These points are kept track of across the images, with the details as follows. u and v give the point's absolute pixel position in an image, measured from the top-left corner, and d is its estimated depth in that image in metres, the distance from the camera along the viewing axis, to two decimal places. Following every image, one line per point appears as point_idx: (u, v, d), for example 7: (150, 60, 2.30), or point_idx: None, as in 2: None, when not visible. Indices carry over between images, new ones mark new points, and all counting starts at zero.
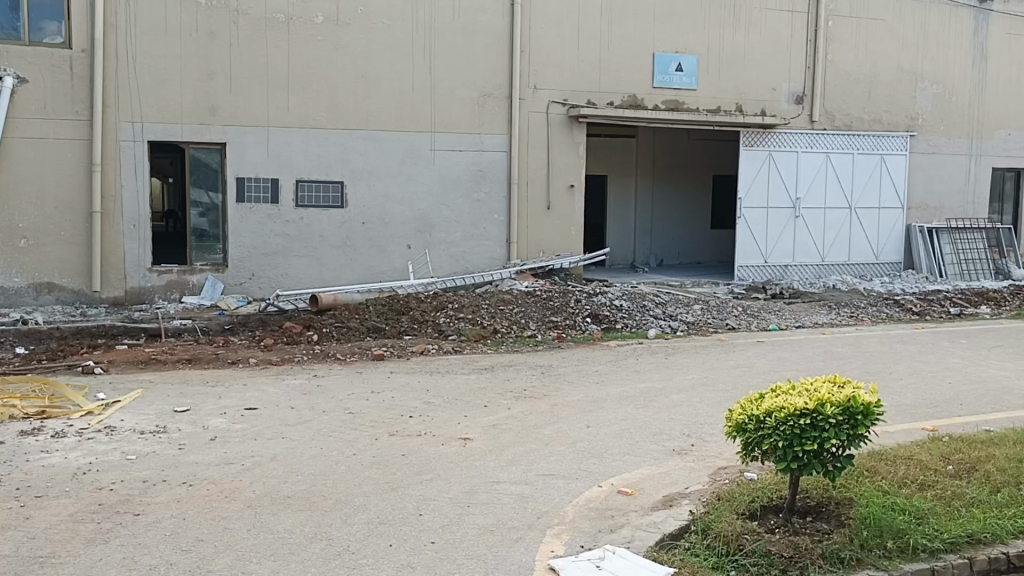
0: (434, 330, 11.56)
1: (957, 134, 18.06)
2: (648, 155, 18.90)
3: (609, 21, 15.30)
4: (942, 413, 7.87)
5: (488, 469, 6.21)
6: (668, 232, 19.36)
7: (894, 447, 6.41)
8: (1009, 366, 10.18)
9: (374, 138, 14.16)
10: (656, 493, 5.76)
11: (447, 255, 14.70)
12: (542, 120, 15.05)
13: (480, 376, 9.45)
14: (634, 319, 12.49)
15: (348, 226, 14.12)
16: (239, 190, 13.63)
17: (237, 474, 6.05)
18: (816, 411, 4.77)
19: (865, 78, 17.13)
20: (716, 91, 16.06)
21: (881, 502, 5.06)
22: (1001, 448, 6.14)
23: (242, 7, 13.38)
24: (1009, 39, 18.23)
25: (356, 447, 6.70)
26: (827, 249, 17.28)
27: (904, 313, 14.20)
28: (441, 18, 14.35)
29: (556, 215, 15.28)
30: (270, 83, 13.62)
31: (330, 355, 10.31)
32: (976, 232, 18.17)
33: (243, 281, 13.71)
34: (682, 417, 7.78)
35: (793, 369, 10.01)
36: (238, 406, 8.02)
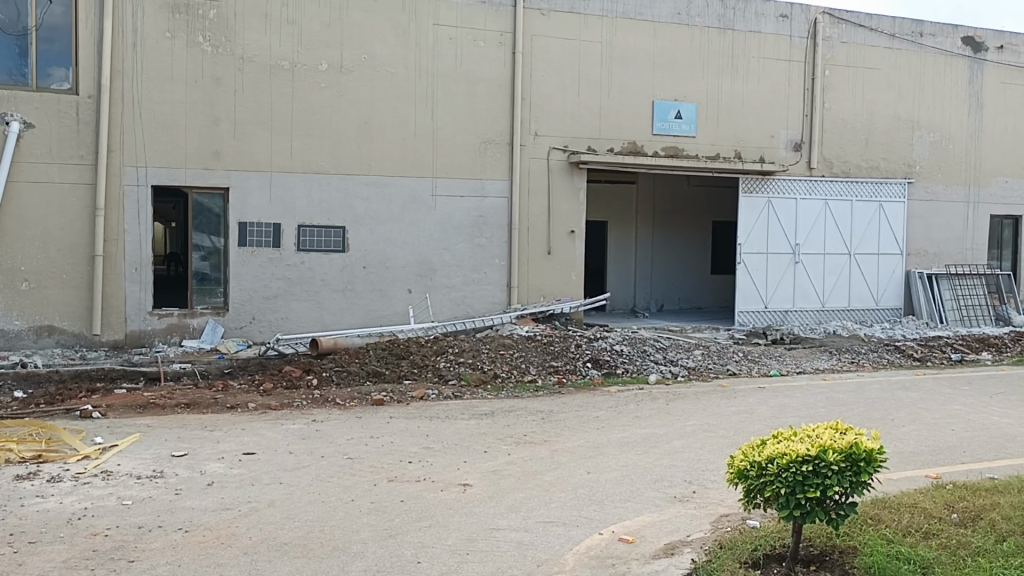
0: (434, 374, 11.53)
1: (955, 182, 18.19)
2: (648, 201, 19.02)
3: (609, 69, 15.51)
4: (945, 461, 7.80)
5: (487, 516, 6.15)
6: (669, 277, 19.40)
7: (898, 495, 6.35)
8: (1012, 413, 10.11)
9: (376, 183, 14.28)
10: (658, 541, 5.70)
11: (448, 299, 14.72)
12: (543, 166, 15.18)
13: (480, 421, 9.39)
14: (635, 365, 12.45)
15: (349, 270, 14.16)
16: (241, 234, 13.70)
17: (233, 520, 5.98)
18: (818, 457, 4.74)
19: (862, 126, 17.31)
20: (715, 138, 16.23)
21: (885, 551, 4.99)
22: (1006, 497, 6.07)
23: (248, 54, 13.59)
24: (1004, 88, 18.46)
25: (354, 493, 6.64)
26: (827, 295, 17.30)
27: (905, 359, 14.18)
28: (443, 66, 14.55)
29: (556, 260, 15.32)
30: (274, 129, 13.76)
31: (329, 400, 10.26)
32: (975, 278, 18.19)
33: (243, 324, 13.71)
34: (683, 464, 7.71)
35: (794, 415, 9.95)
36: (236, 451, 7.97)
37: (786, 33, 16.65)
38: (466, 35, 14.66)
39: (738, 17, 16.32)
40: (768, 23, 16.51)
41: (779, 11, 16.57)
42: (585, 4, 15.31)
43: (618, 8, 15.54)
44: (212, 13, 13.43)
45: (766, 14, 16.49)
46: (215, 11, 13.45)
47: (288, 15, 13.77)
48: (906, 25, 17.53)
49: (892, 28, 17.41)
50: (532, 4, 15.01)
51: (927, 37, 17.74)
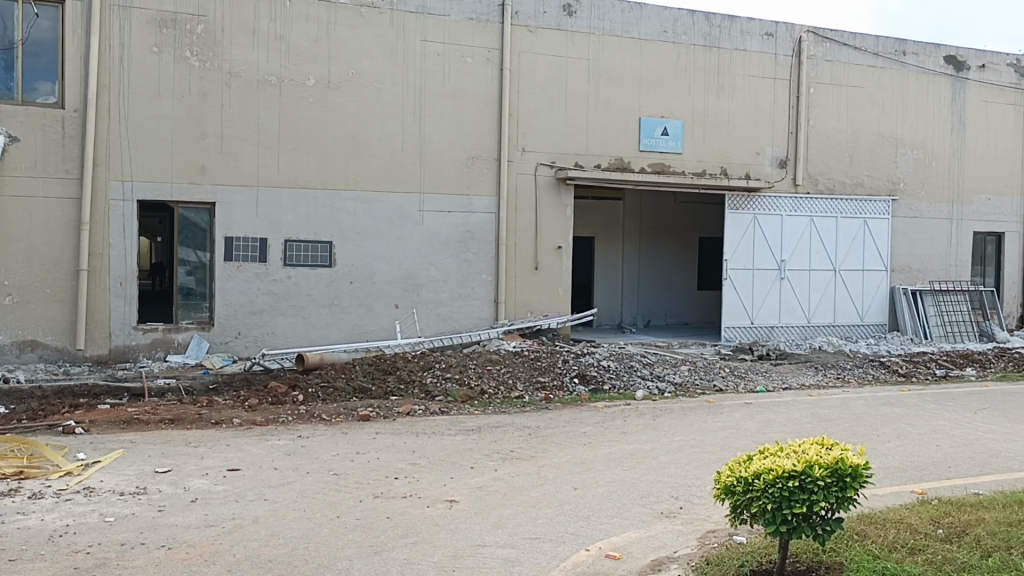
0: (421, 390, 11.48)
1: (938, 199, 18.36)
2: (634, 217, 19.09)
3: (595, 86, 15.60)
4: (930, 476, 7.83)
5: (474, 532, 6.12)
6: (655, 293, 19.45)
7: (883, 510, 6.36)
8: (995, 429, 10.16)
9: (363, 198, 14.27)
10: (644, 557, 5.68)
11: (434, 314, 14.70)
12: (530, 181, 15.22)
13: (466, 437, 9.36)
14: (622, 380, 12.45)
15: (335, 285, 14.13)
16: (227, 249, 13.64)
17: (217, 537, 5.93)
18: (804, 473, 4.75)
19: (847, 142, 17.45)
20: (701, 155, 16.33)
21: (871, 567, 5.00)
22: (991, 512, 6.10)
23: (235, 69, 13.59)
24: (985, 106, 18.68)
25: (339, 509, 6.60)
26: (812, 311, 17.38)
27: (890, 375, 14.25)
28: (430, 82, 14.60)
29: (543, 276, 15.33)
30: (261, 143, 13.75)
31: (315, 415, 10.20)
32: (959, 294, 18.33)
33: (229, 340, 13.63)
34: (669, 479, 7.71)
35: (780, 430, 9.97)
36: (220, 467, 7.91)
37: (771, 51, 16.79)
38: (454, 51, 14.72)
39: (724, 35, 16.45)
40: (753, 41, 16.66)
41: (764, 29, 16.72)
42: (573, 21, 15.40)
43: (605, 25, 15.64)
44: (200, 28, 13.44)
45: (752, 33, 16.64)
46: (203, 26, 13.46)
47: (276, 31, 13.79)
48: (889, 44, 17.71)
49: (875, 46, 17.59)
50: (519, 21, 15.09)
51: (910, 56, 17.93)
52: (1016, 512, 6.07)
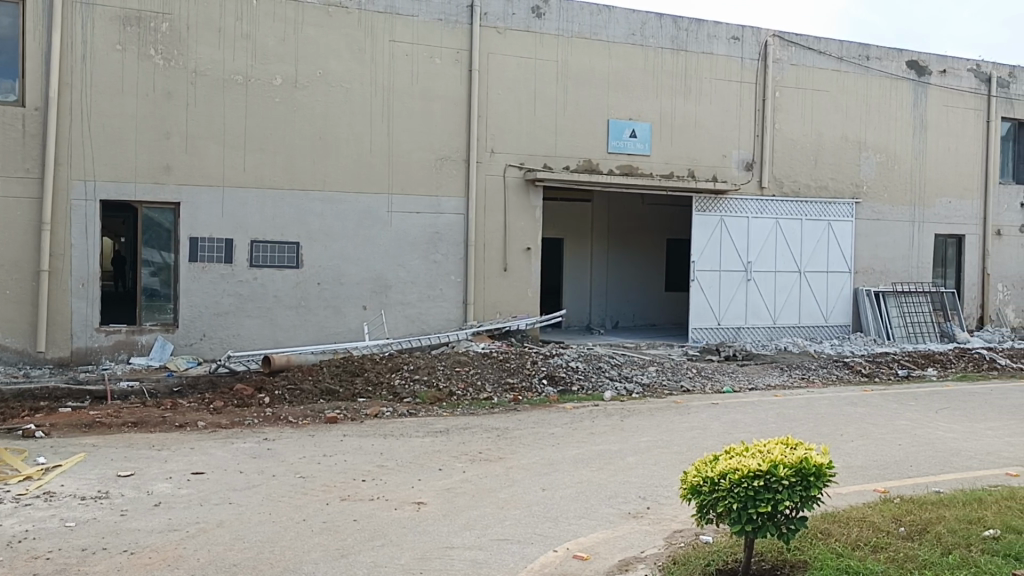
0: (389, 392, 11.42)
1: (901, 202, 18.65)
2: (603, 219, 19.17)
3: (564, 88, 15.65)
4: (893, 475, 7.94)
5: (441, 534, 6.10)
6: (623, 294, 19.55)
7: (847, 509, 6.43)
8: (955, 428, 10.34)
9: (331, 199, 14.18)
10: (612, 557, 5.71)
11: (403, 316, 14.64)
12: (499, 183, 15.23)
13: (434, 439, 9.33)
14: (590, 381, 12.49)
15: (302, 287, 14.02)
16: (192, 249, 13.49)
17: (180, 541, 5.85)
18: (769, 472, 4.80)
19: (812, 145, 17.66)
20: (669, 158, 16.45)
21: (835, 565, 5.06)
22: (952, 510, 6.20)
23: (200, 68, 13.44)
24: (946, 111, 19.02)
25: (306, 512, 6.54)
26: (778, 312, 17.57)
27: (854, 375, 14.45)
28: (399, 82, 14.55)
29: (512, 277, 15.33)
30: (227, 143, 13.60)
31: (282, 418, 10.11)
32: (920, 295, 18.65)
33: (193, 341, 13.48)
34: (637, 480, 7.75)
35: (746, 430, 10.06)
36: (184, 470, 7.81)
37: (737, 55, 16.96)
38: (423, 52, 14.68)
39: (691, 39, 16.58)
40: (720, 44, 16.81)
41: (730, 33, 16.88)
42: (542, 23, 15.44)
43: (574, 28, 15.70)
44: (165, 26, 13.28)
45: (718, 36, 16.79)
46: (168, 24, 13.30)
47: (242, 30, 13.66)
48: (853, 49, 17.96)
49: (839, 51, 17.82)
50: (488, 22, 15.09)
51: (873, 61, 18.21)
52: (975, 510, 6.18)
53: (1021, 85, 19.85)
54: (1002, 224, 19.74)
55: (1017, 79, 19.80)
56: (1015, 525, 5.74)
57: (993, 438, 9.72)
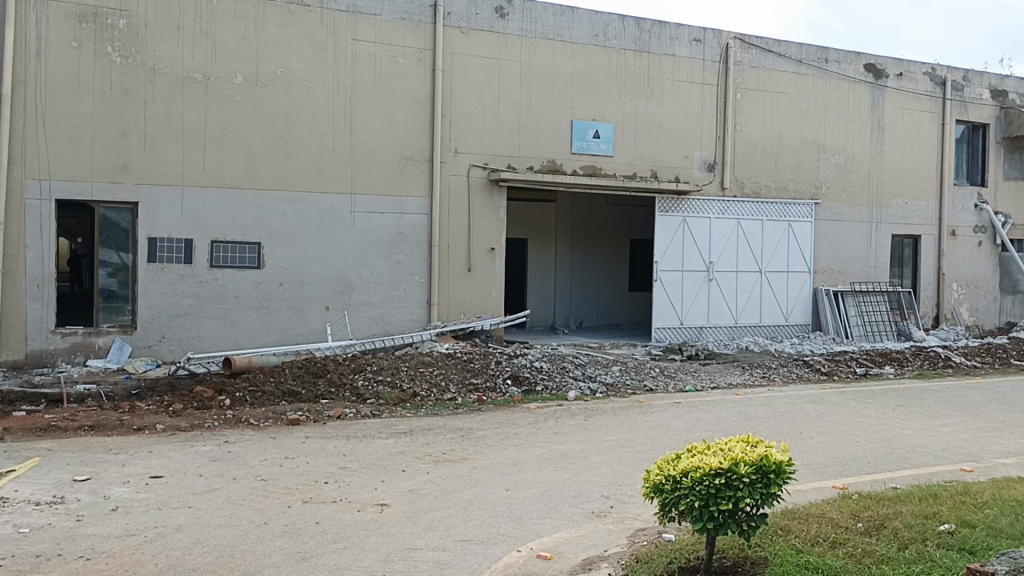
0: (352, 393, 11.35)
1: (859, 203, 18.95)
2: (567, 220, 19.22)
3: (527, 88, 15.67)
4: (851, 472, 8.05)
5: (404, 536, 6.07)
6: (587, 295, 19.63)
7: (806, 505, 6.52)
8: (912, 425, 10.52)
9: (293, 199, 14.05)
10: (576, 557, 5.72)
11: (366, 317, 14.55)
12: (463, 183, 15.20)
13: (398, 440, 9.28)
14: (554, 381, 12.51)
15: (264, 287, 13.88)
16: (150, 250, 13.30)
17: (138, 546, 5.76)
18: (730, 470, 4.84)
19: (772, 147, 17.87)
20: (632, 159, 16.55)
21: (795, 561, 5.12)
22: (908, 505, 6.31)
23: (159, 65, 13.24)
24: (903, 113, 19.37)
25: (266, 515, 6.47)
26: (739, 311, 17.76)
27: (814, 373, 14.65)
28: (362, 82, 14.46)
29: (476, 277, 15.31)
30: (186, 142, 13.42)
31: (243, 420, 9.99)
32: (878, 295, 18.97)
33: (152, 343, 13.28)
34: (600, 479, 7.79)
35: (708, 429, 10.15)
36: (142, 474, 7.68)
37: (699, 57, 17.11)
38: (385, 51, 14.61)
39: (653, 40, 16.70)
40: (682, 46, 16.96)
41: (692, 35, 17.03)
42: (505, 24, 15.44)
43: (537, 28, 15.73)
44: (122, 22, 13.05)
45: (680, 38, 16.93)
46: (125, 20, 13.07)
47: (202, 27, 13.48)
48: (812, 51, 18.21)
49: (799, 54, 18.06)
50: (452, 22, 15.06)
51: (832, 63, 18.47)
52: (931, 505, 6.30)
53: (975, 88, 20.27)
54: (956, 224, 20.14)
55: (971, 82, 20.22)
56: (969, 519, 5.86)
57: (948, 435, 9.92)
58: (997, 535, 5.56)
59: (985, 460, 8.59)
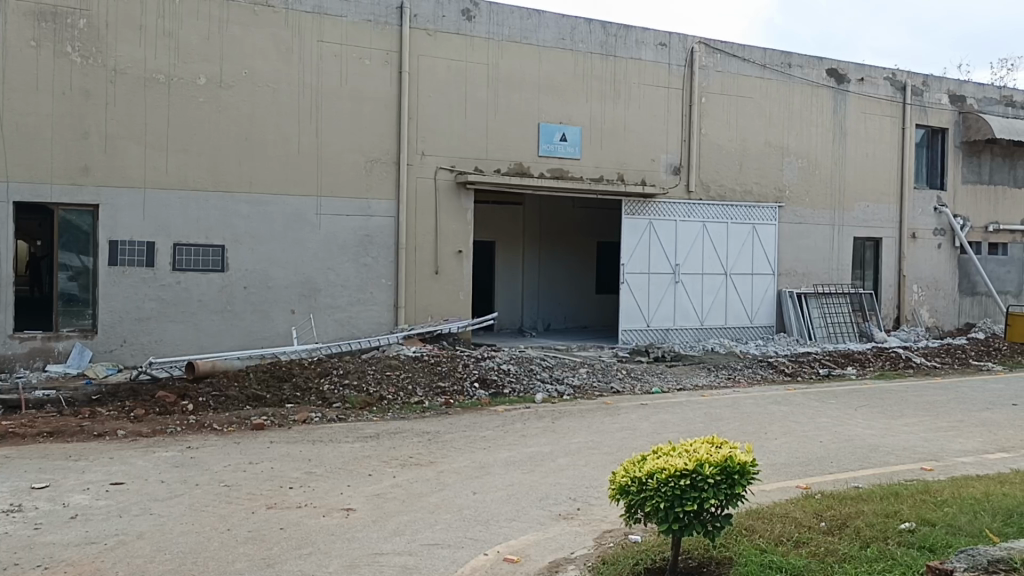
0: (318, 397, 11.27)
1: (821, 206, 19.20)
2: (534, 222, 19.25)
3: (494, 91, 15.66)
4: (814, 472, 8.15)
5: (371, 541, 6.03)
6: (555, 297, 19.68)
7: (770, 506, 6.58)
8: (874, 425, 10.67)
9: (258, 202, 13.91)
10: (542, 559, 5.72)
11: (332, 320, 14.44)
12: (430, 185, 15.15)
13: (364, 444, 9.22)
14: (521, 384, 12.52)
15: (228, 291, 13.73)
16: (112, 253, 13.11)
17: (98, 554, 5.66)
18: (695, 471, 4.88)
19: (736, 150, 18.03)
20: (599, 161, 16.62)
21: (759, 562, 5.15)
22: (871, 504, 6.39)
23: (120, 66, 13.06)
24: (864, 117, 19.67)
25: (230, 522, 6.39)
26: (705, 313, 17.92)
27: (778, 374, 14.81)
28: (327, 83, 14.35)
29: (443, 280, 15.28)
30: (148, 143, 13.24)
31: (206, 425, 9.88)
32: (840, 296, 19.25)
33: (113, 348, 13.08)
34: (568, 481, 7.80)
35: (674, 430, 10.20)
36: (103, 481, 7.55)
37: (664, 61, 17.23)
38: (351, 53, 14.52)
39: (620, 44, 16.78)
40: (648, 51, 17.06)
41: (658, 39, 17.15)
42: (472, 26, 15.44)
43: (504, 31, 15.74)
44: (82, 22, 12.87)
45: (646, 43, 17.03)
46: (85, 20, 12.89)
47: (165, 28, 13.31)
48: (776, 56, 18.42)
49: (763, 58, 18.26)
50: (418, 24, 15.02)
51: (795, 68, 18.70)
52: (892, 504, 6.39)
53: (934, 93, 20.66)
54: (916, 227, 20.48)
55: (930, 87, 20.60)
56: (928, 518, 5.96)
57: (908, 434, 10.09)
58: (957, 533, 5.65)
59: (945, 460, 8.73)
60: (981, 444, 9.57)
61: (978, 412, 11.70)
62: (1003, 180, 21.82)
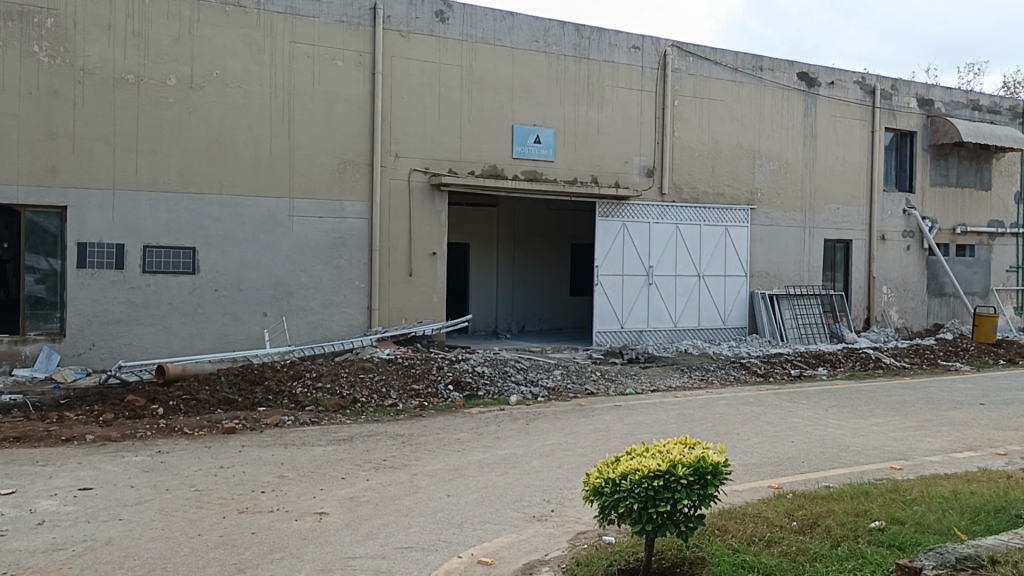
0: (290, 400, 11.18)
1: (793, 209, 19.37)
2: (508, 224, 19.26)
3: (468, 92, 15.65)
4: (785, 471, 8.22)
5: (343, 544, 6.00)
6: (528, 300, 19.69)
7: (742, 505, 6.64)
8: (844, 425, 10.78)
9: (229, 203, 13.78)
10: (515, 561, 5.72)
11: (305, 322, 14.34)
12: (403, 187, 15.11)
13: (337, 447, 9.17)
14: (496, 386, 12.51)
15: (199, 293, 13.59)
16: (80, 255, 12.95)
17: (65, 561, 5.59)
18: (668, 472, 4.90)
19: (709, 153, 18.14)
20: (572, 163, 16.65)
21: (731, 561, 5.18)
22: (840, 503, 6.46)
23: (88, 66, 12.91)
24: (834, 120, 19.90)
25: (200, 527, 6.33)
26: (678, 315, 18.03)
27: (750, 375, 14.93)
28: (299, 84, 14.26)
29: (417, 282, 15.24)
30: (118, 144, 13.09)
31: (176, 429, 9.76)
32: (811, 297, 19.44)
33: (82, 351, 12.91)
34: (542, 483, 7.79)
35: (648, 432, 10.24)
36: (71, 486, 7.45)
37: (638, 64, 17.31)
38: (324, 53, 14.44)
39: (593, 47, 16.83)
40: (621, 53, 17.13)
41: (631, 42, 17.22)
42: (445, 28, 15.42)
43: (478, 33, 15.73)
44: (50, 21, 12.71)
45: (619, 45, 17.10)
46: (53, 19, 12.73)
47: (134, 27, 13.16)
48: (747, 60, 18.57)
49: (734, 62, 18.39)
50: (391, 25, 14.97)
51: (766, 71, 18.86)
52: (862, 503, 6.46)
53: (902, 97, 20.94)
54: (886, 229, 20.73)
55: (899, 91, 20.87)
56: (898, 516, 6.03)
57: (878, 434, 10.21)
58: (925, 531, 5.72)
59: (913, 458, 8.85)
60: (949, 443, 9.71)
61: (946, 411, 11.86)
62: (969, 183, 22.15)
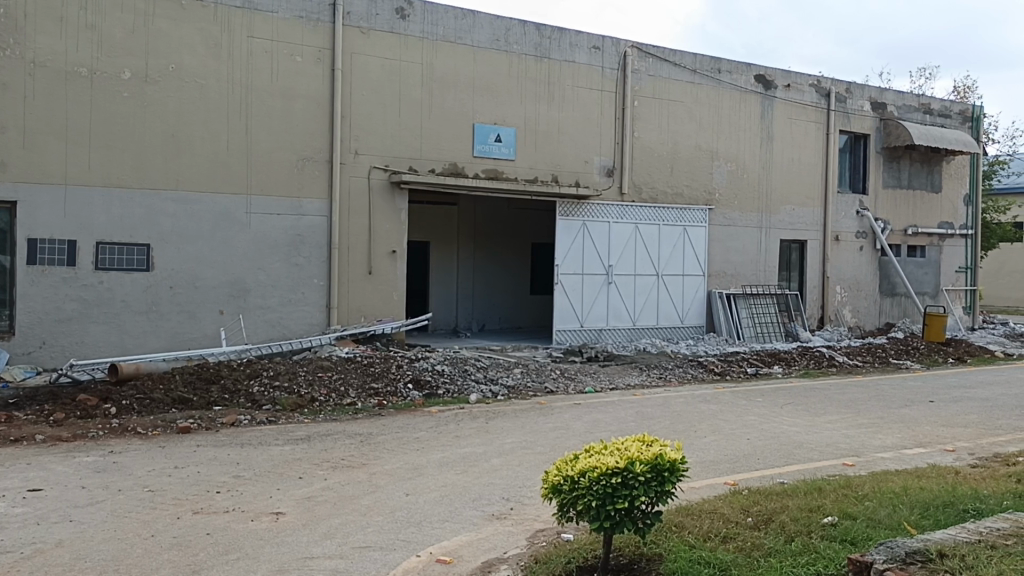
0: (247, 400, 11.05)
1: (750, 210, 19.62)
2: (469, 223, 19.23)
3: (428, 90, 15.60)
4: (740, 468, 8.35)
5: (301, 545, 5.95)
6: (488, 300, 19.69)
7: (699, 501, 6.74)
8: (798, 422, 10.96)
9: (184, 199, 13.57)
10: (474, 560, 5.73)
11: (262, 320, 14.18)
12: (362, 185, 15.01)
13: (295, 446, 9.10)
14: (455, 385, 12.49)
15: (153, 290, 13.38)
16: (31, 252, 12.69)
17: (13, 564, 5.46)
18: (626, 469, 4.93)
19: (668, 154, 18.32)
20: (533, 162, 16.69)
21: (687, 557, 5.25)
22: (794, 499, 6.57)
23: (39, 58, 12.64)
24: (790, 123, 20.19)
25: (154, 528, 6.24)
26: (637, 313, 18.18)
27: (707, 374, 15.10)
28: (258, 80, 14.11)
29: (376, 281, 15.15)
30: (70, 139, 12.84)
31: (130, 429, 9.59)
32: (768, 296, 19.72)
33: (31, 350, 12.64)
34: (500, 481, 7.81)
35: (606, 429, 10.32)
36: (20, 488, 7.28)
37: (598, 64, 17.40)
38: (283, 49, 14.29)
39: (553, 47, 16.88)
40: (581, 53, 17.20)
41: (591, 42, 17.30)
42: (405, 25, 15.34)
43: (438, 31, 15.67)
44: None
45: (579, 45, 17.17)
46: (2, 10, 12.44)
47: (87, 20, 12.91)
48: (705, 62, 18.76)
49: (693, 64, 18.57)
50: (351, 21, 14.86)
51: (724, 74, 19.07)
52: (816, 498, 6.59)
53: (856, 101, 21.32)
54: (840, 230, 21.08)
55: (853, 95, 21.25)
56: (850, 511, 6.15)
57: (831, 431, 10.36)
58: (876, 526, 5.83)
59: (864, 455, 9.01)
60: (899, 439, 9.91)
61: (897, 409, 12.09)
62: (920, 185, 22.64)
